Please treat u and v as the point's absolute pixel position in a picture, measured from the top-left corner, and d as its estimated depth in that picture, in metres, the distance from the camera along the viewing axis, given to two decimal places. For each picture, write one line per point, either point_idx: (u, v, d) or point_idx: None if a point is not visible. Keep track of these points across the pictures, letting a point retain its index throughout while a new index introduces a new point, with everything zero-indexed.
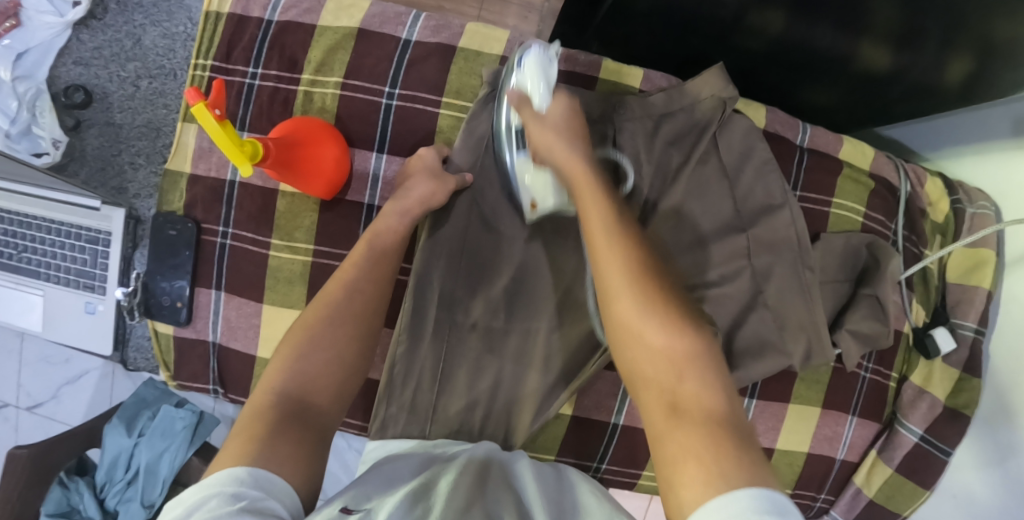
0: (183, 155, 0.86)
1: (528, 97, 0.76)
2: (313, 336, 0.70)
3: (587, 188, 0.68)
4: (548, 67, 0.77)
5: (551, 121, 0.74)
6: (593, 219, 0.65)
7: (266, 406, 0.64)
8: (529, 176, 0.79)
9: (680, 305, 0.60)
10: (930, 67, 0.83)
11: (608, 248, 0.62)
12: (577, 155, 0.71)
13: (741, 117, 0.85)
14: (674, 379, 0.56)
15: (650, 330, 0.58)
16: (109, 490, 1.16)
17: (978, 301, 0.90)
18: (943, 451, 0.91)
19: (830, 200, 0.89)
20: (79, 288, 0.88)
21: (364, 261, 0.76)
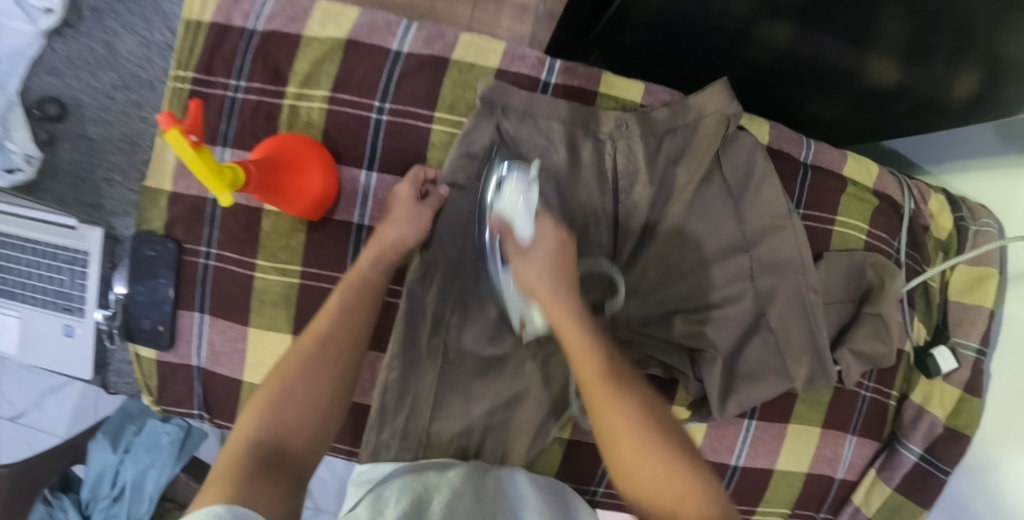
0: (163, 171, 0.82)
1: (510, 226, 0.72)
2: (288, 383, 0.68)
3: (578, 338, 0.68)
4: (529, 190, 0.73)
5: (537, 262, 0.71)
6: (602, 404, 0.66)
7: (241, 456, 0.62)
8: (508, 202, 0.72)
9: (671, 430, 0.66)
10: (939, 82, 0.81)
11: (618, 431, 0.65)
12: (564, 302, 0.69)
13: (746, 134, 0.83)
14: (674, 502, 0.62)
15: (649, 462, 0.64)
16: (95, 507, 1.13)
17: (981, 321, 0.88)
18: (943, 471, 0.90)
19: (834, 217, 0.87)
20: (56, 310, 0.84)
21: (339, 308, 0.74)
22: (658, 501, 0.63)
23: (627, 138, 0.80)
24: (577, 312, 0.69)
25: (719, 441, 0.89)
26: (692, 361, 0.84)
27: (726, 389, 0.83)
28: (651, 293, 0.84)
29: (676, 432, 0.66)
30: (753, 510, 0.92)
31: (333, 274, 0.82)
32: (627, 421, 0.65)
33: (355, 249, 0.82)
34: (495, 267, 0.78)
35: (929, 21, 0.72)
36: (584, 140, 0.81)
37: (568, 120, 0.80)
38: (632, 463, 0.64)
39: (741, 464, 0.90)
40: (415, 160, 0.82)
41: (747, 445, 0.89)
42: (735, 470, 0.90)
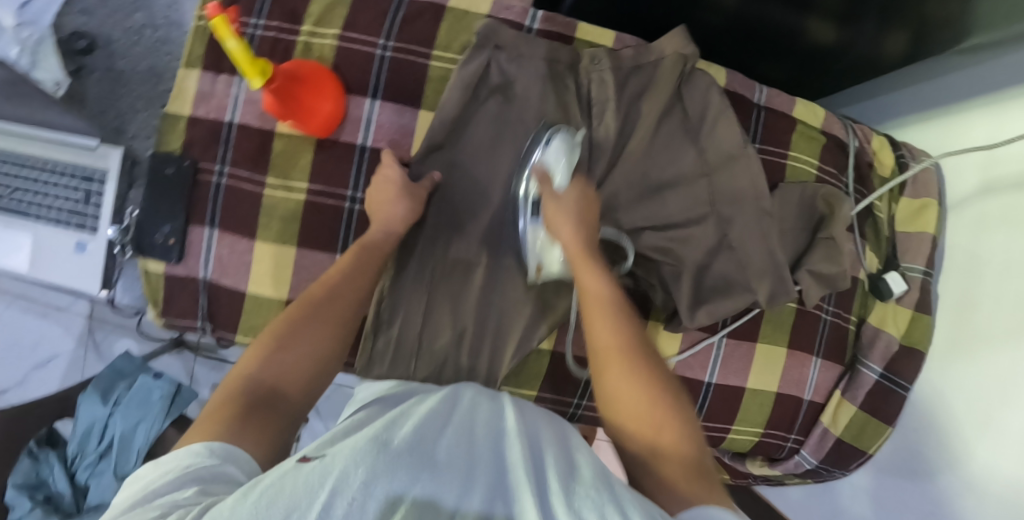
0: (182, 99, 0.89)
1: (550, 175, 0.83)
2: (295, 330, 0.71)
3: (590, 269, 0.76)
4: (571, 145, 0.84)
5: (566, 202, 0.80)
6: (596, 315, 0.73)
7: (238, 391, 0.64)
8: (552, 157, 0.83)
9: (662, 369, 0.69)
10: (871, 41, 0.93)
11: (608, 352, 0.70)
12: (579, 235, 0.78)
13: (703, 74, 0.92)
14: (652, 433, 0.63)
15: (631, 392, 0.66)
16: (82, 463, 1.14)
17: (925, 245, 0.98)
18: (902, 387, 0.98)
19: (786, 152, 0.96)
20: (70, 227, 0.90)
21: (347, 267, 0.79)
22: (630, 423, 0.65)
23: (602, 71, 0.89)
24: (597, 266, 0.77)
25: (693, 358, 0.96)
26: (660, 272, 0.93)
27: (698, 298, 0.92)
28: (632, 207, 0.91)
29: (666, 373, 0.69)
30: (727, 429, 0.99)
31: (337, 190, 0.88)
32: (617, 348, 0.70)
33: (358, 169, 0.88)
34: (523, 219, 0.86)
35: None
36: (564, 78, 0.90)
37: (550, 59, 0.89)
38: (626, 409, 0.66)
39: (715, 381, 0.97)
40: (415, 90, 0.89)
41: (720, 363, 0.96)
42: (710, 387, 0.97)
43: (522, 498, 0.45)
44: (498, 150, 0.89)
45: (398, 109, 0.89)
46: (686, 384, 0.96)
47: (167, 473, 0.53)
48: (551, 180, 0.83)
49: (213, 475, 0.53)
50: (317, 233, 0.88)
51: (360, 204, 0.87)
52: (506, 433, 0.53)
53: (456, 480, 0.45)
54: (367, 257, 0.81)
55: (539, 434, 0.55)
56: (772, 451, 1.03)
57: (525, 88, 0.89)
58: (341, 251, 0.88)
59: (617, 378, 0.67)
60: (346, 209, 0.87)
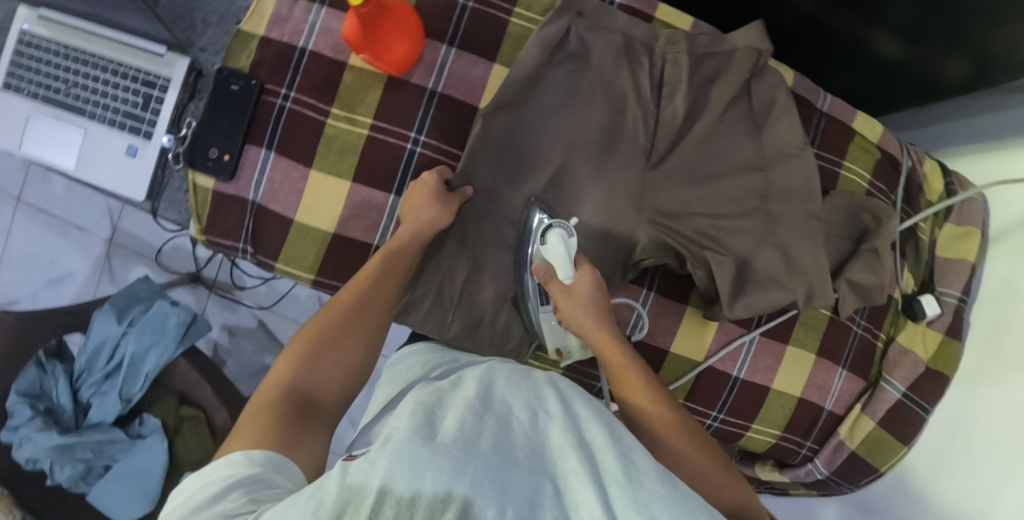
0: (258, 19, 0.89)
1: (555, 270, 0.82)
2: (326, 338, 0.71)
3: (624, 358, 0.77)
4: (568, 238, 0.83)
5: (579, 296, 0.81)
6: (636, 389, 0.73)
7: (275, 400, 0.65)
8: (550, 249, 0.82)
9: (701, 431, 0.70)
10: (937, 63, 0.93)
11: (649, 414, 0.70)
12: (608, 327, 0.80)
13: (773, 71, 0.92)
14: (714, 479, 0.63)
15: (688, 454, 0.66)
16: (86, 381, 1.13)
17: (963, 272, 0.99)
18: (922, 408, 0.99)
19: (841, 161, 0.97)
20: (123, 130, 0.88)
21: (375, 274, 0.78)
22: (688, 476, 0.64)
23: (676, 53, 0.89)
24: (623, 349, 0.78)
25: (724, 351, 0.97)
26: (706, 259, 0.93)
27: (736, 291, 0.91)
28: (682, 191, 0.90)
29: (707, 436, 0.70)
30: (747, 426, 0.98)
31: (401, 131, 0.87)
32: (656, 405, 0.71)
33: (424, 112, 0.88)
34: (533, 308, 0.86)
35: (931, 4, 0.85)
36: (638, 55, 0.89)
37: (626, 34, 0.88)
38: (685, 460, 0.65)
39: (742, 376, 0.97)
40: (491, 44, 0.89)
41: (749, 358, 0.97)
42: (737, 381, 0.97)
43: (585, 501, 0.46)
44: (564, 114, 0.89)
45: (472, 59, 0.89)
46: (714, 375, 0.97)
47: (211, 484, 0.55)
48: (556, 276, 0.82)
49: (255, 485, 0.55)
50: (374, 170, 0.87)
51: (422, 146, 0.88)
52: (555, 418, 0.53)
53: (517, 481, 0.46)
54: (402, 258, 0.81)
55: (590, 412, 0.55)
56: (785, 456, 1.03)
57: (600, 57, 0.88)
58: (394, 193, 0.88)
59: (670, 437, 0.67)
60: (408, 150, 0.87)
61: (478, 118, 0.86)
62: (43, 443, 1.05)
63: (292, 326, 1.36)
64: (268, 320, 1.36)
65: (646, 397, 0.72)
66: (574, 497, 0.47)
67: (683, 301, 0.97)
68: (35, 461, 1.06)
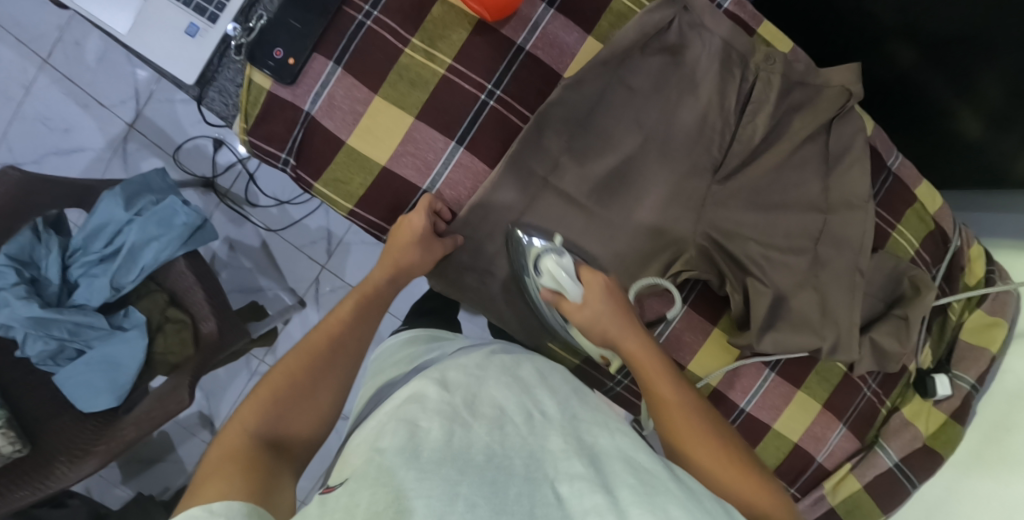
0: None
1: (563, 293, 0.81)
2: (297, 383, 0.68)
3: (655, 364, 0.76)
4: (562, 259, 0.81)
5: (596, 308, 0.80)
6: (665, 402, 0.72)
7: (241, 447, 0.61)
8: (551, 280, 0.81)
9: (720, 428, 0.71)
10: (1007, 156, 0.92)
11: (664, 395, 0.73)
12: (633, 331, 0.78)
13: (856, 117, 0.91)
14: (743, 489, 0.66)
15: (714, 456, 0.68)
16: (78, 259, 1.07)
17: (982, 360, 0.98)
18: (911, 482, 0.97)
19: (896, 223, 0.96)
20: (188, 7, 0.82)
21: (350, 317, 0.76)
22: (721, 483, 0.66)
23: (770, 72, 0.87)
24: (653, 354, 0.77)
25: (738, 379, 0.96)
26: (743, 284, 0.91)
27: (767, 323, 0.91)
28: (739, 213, 0.89)
29: (727, 434, 0.71)
30: None
31: (479, 79, 0.84)
32: (672, 386, 0.74)
33: (505, 67, 0.85)
34: (561, 325, 0.87)
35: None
36: (733, 65, 0.87)
37: (727, 43, 0.87)
38: (703, 452, 0.68)
39: (748, 410, 0.96)
40: (591, 15, 0.86)
41: (760, 393, 0.96)
42: (741, 412, 0.96)
43: (591, 503, 0.48)
44: (647, 102, 0.88)
45: (567, 26, 0.86)
46: (722, 401, 0.96)
47: None
48: (564, 297, 0.81)
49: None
50: (441, 112, 0.84)
51: (495, 101, 0.85)
52: (549, 426, 0.56)
53: (513, 493, 0.47)
54: (374, 302, 0.80)
55: (582, 419, 0.58)
56: None
57: (697, 55, 0.87)
58: (455, 140, 0.85)
59: (686, 429, 0.70)
60: (480, 101, 0.84)
61: (558, 87, 0.85)
62: (21, 312, 1.00)
63: (295, 254, 1.32)
64: (272, 243, 1.32)
65: (673, 406, 0.72)
66: (576, 500, 0.48)
67: (712, 321, 0.95)
68: (9, 329, 1.02)
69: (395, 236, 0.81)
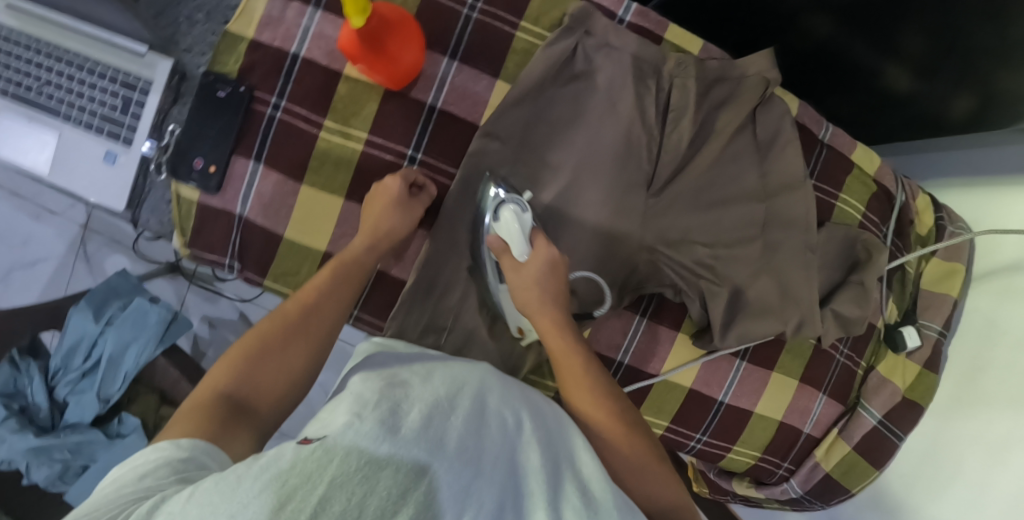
0: (247, 20, 0.84)
1: (509, 247, 0.79)
2: (268, 341, 0.69)
3: (562, 346, 0.76)
4: (523, 214, 0.79)
5: (529, 275, 0.78)
6: (579, 391, 0.73)
7: (209, 404, 0.63)
8: (505, 227, 0.79)
9: (643, 432, 0.71)
10: (939, 102, 0.93)
11: (574, 377, 0.74)
12: (550, 310, 0.78)
13: (779, 101, 0.93)
14: (653, 494, 0.67)
15: (627, 451, 0.68)
16: (62, 379, 1.09)
17: (946, 307, 1.00)
18: (895, 435, 1.00)
19: (838, 193, 0.97)
20: (101, 135, 0.83)
21: (326, 283, 0.75)
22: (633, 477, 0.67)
23: (685, 77, 0.89)
24: (567, 344, 0.76)
25: (712, 376, 0.97)
26: (698, 288, 0.92)
27: (728, 320, 0.92)
28: (683, 217, 0.90)
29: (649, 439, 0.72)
30: (728, 448, 1.00)
31: (399, 147, 0.86)
32: (579, 362, 0.75)
33: (423, 129, 0.86)
34: (492, 280, 0.84)
35: (942, 38, 0.86)
36: (647, 78, 0.89)
37: (636, 57, 0.88)
38: (608, 431, 0.69)
39: (727, 401, 0.98)
40: (494, 59, 0.88)
41: (735, 383, 0.97)
42: (721, 405, 0.98)
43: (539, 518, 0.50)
44: (568, 134, 0.89)
45: (475, 75, 0.87)
46: (700, 399, 0.97)
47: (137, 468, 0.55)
48: (510, 252, 0.79)
49: (183, 467, 0.55)
50: (369, 187, 0.85)
51: (419, 165, 0.87)
52: (522, 440, 0.55)
53: (475, 490, 0.48)
54: (355, 269, 0.78)
55: (552, 439, 0.58)
56: (762, 475, 1.04)
57: (609, 78, 0.88)
58: None
59: (600, 415, 0.71)
60: (404, 168, 0.86)
61: (477, 138, 0.86)
62: (19, 445, 1.03)
63: None
64: (249, 312, 1.32)
65: (586, 387, 0.73)
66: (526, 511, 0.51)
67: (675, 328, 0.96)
68: (10, 462, 1.04)
69: (371, 208, 0.81)
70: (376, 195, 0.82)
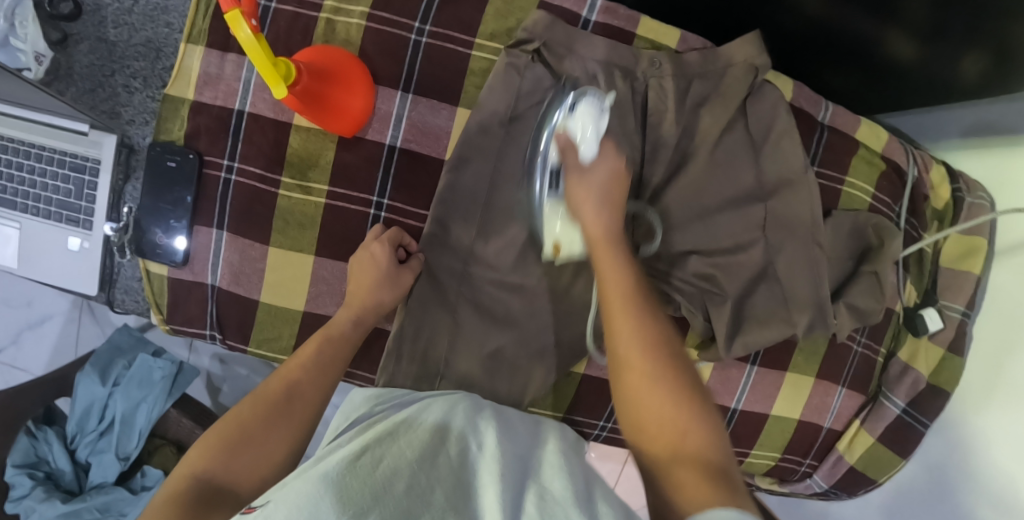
0: (185, 80, 0.80)
1: (576, 144, 0.75)
2: (247, 428, 0.66)
3: (593, 207, 0.73)
4: (599, 116, 0.75)
5: (592, 179, 0.74)
6: (614, 304, 0.66)
7: (179, 493, 0.60)
8: (579, 125, 0.75)
9: (684, 372, 0.62)
10: (947, 64, 0.83)
11: (605, 260, 0.69)
12: (603, 220, 0.72)
13: (771, 88, 0.86)
14: (676, 434, 0.58)
15: (655, 396, 0.60)
16: (82, 441, 1.11)
17: (969, 285, 0.94)
18: (922, 423, 0.96)
19: (843, 177, 0.91)
20: (61, 222, 0.80)
21: (310, 365, 0.74)
22: (649, 418, 0.60)
23: (660, 77, 0.83)
24: (624, 279, 0.67)
25: (723, 384, 0.93)
26: (700, 303, 0.88)
27: (734, 330, 0.87)
28: (674, 231, 0.86)
29: (691, 379, 0.62)
30: (746, 452, 0.97)
31: (363, 195, 0.82)
32: (612, 253, 0.70)
33: (385, 171, 0.82)
34: (540, 190, 0.78)
35: None
36: (620, 83, 0.82)
37: (604, 62, 0.82)
38: (633, 343, 0.63)
39: (740, 407, 0.94)
40: (452, 85, 0.82)
41: (747, 389, 0.93)
42: (734, 413, 0.94)
43: None
44: None
45: (434, 106, 0.82)
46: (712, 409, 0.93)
47: None
48: (575, 150, 0.75)
49: None
50: (338, 241, 0.82)
51: (386, 211, 0.82)
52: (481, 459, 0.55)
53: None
54: (341, 344, 0.77)
55: (517, 443, 0.58)
56: (785, 474, 1.00)
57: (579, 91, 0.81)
58: None
59: (632, 336, 0.63)
60: (371, 215, 0.82)
61: (443, 173, 0.81)
62: (48, 512, 1.02)
63: None
64: None
65: (613, 270, 0.68)
66: None
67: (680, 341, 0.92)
68: None
69: (355, 277, 0.79)
70: (361, 264, 0.80)
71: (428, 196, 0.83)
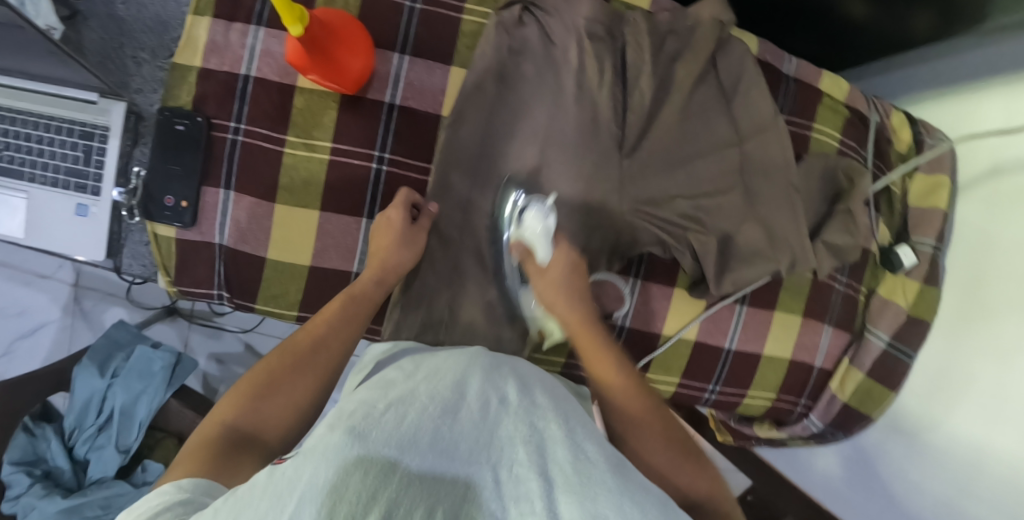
0: (192, 50, 0.84)
1: (533, 251, 0.82)
2: (274, 376, 0.68)
3: (568, 299, 0.80)
4: (546, 217, 0.82)
5: (552, 277, 0.81)
6: (597, 360, 0.73)
7: (212, 439, 0.63)
8: (528, 231, 0.82)
9: (663, 412, 0.71)
10: (895, 20, 0.93)
11: (589, 346, 0.75)
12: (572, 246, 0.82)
13: (737, 42, 0.92)
14: (657, 433, 0.68)
15: (635, 404, 0.70)
16: (80, 437, 1.10)
17: (937, 219, 0.99)
18: (905, 353, 1.00)
19: (811, 123, 0.98)
20: (69, 190, 0.83)
21: (336, 319, 0.75)
22: (635, 433, 0.68)
23: (636, 31, 0.88)
24: (601, 341, 0.76)
25: (715, 325, 0.97)
26: (689, 244, 0.92)
27: (722, 266, 0.92)
28: (659, 177, 0.90)
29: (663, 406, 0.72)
30: (743, 393, 1.01)
31: (365, 151, 0.86)
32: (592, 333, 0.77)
33: (386, 128, 0.86)
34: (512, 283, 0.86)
35: None
36: (603, 38, 0.88)
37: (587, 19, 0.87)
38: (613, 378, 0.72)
39: (734, 348, 0.98)
40: (445, 48, 0.88)
41: (739, 329, 0.98)
42: (729, 354, 0.98)
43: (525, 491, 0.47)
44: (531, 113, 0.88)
45: (428, 67, 0.88)
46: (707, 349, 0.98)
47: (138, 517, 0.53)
48: (533, 256, 0.83)
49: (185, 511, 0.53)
50: (343, 196, 0.85)
51: (387, 165, 0.86)
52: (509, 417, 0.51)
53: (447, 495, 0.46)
54: (362, 302, 0.78)
55: (545, 401, 0.54)
56: (782, 414, 1.05)
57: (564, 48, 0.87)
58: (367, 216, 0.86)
59: (612, 370, 0.72)
60: (373, 170, 0.86)
61: (442, 129, 0.86)
62: (48, 509, 1.01)
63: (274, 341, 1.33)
64: (255, 342, 1.33)
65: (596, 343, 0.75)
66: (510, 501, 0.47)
67: (670, 284, 0.96)
68: None
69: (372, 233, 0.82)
70: (378, 228, 0.83)
71: (427, 151, 0.88)
